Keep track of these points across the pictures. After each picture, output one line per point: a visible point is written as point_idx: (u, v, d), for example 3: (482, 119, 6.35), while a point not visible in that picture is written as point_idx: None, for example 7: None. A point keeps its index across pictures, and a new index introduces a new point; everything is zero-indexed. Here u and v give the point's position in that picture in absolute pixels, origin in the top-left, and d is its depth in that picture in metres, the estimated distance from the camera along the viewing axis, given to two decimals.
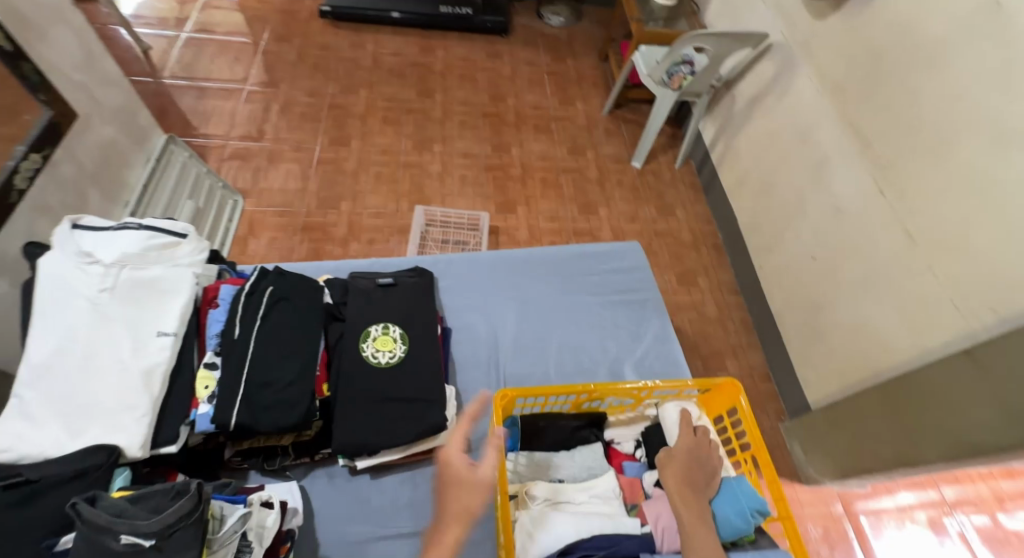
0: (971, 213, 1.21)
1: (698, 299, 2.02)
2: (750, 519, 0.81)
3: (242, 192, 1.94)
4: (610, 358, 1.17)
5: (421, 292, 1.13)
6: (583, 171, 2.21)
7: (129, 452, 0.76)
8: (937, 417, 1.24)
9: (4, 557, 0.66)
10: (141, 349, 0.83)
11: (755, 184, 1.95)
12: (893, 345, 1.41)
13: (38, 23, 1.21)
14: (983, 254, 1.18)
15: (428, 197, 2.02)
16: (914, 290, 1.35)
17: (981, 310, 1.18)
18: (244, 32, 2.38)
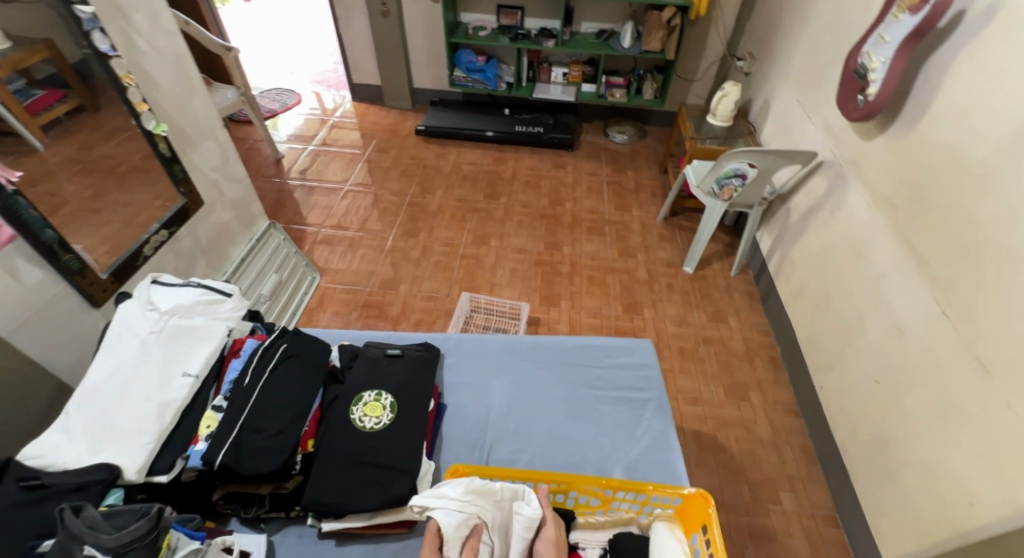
0: None
1: (749, 416, 1.84)
2: None
3: (321, 270, 2.23)
4: (599, 457, 1.12)
5: (423, 365, 1.20)
6: (631, 273, 2.25)
7: (127, 474, 0.88)
8: None
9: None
10: (166, 385, 0.98)
11: (811, 298, 1.81)
12: (978, 503, 1.13)
13: (194, 138, 1.64)
14: None
15: (478, 285, 2.17)
16: (998, 436, 1.09)
17: None
18: (355, 144, 2.88)
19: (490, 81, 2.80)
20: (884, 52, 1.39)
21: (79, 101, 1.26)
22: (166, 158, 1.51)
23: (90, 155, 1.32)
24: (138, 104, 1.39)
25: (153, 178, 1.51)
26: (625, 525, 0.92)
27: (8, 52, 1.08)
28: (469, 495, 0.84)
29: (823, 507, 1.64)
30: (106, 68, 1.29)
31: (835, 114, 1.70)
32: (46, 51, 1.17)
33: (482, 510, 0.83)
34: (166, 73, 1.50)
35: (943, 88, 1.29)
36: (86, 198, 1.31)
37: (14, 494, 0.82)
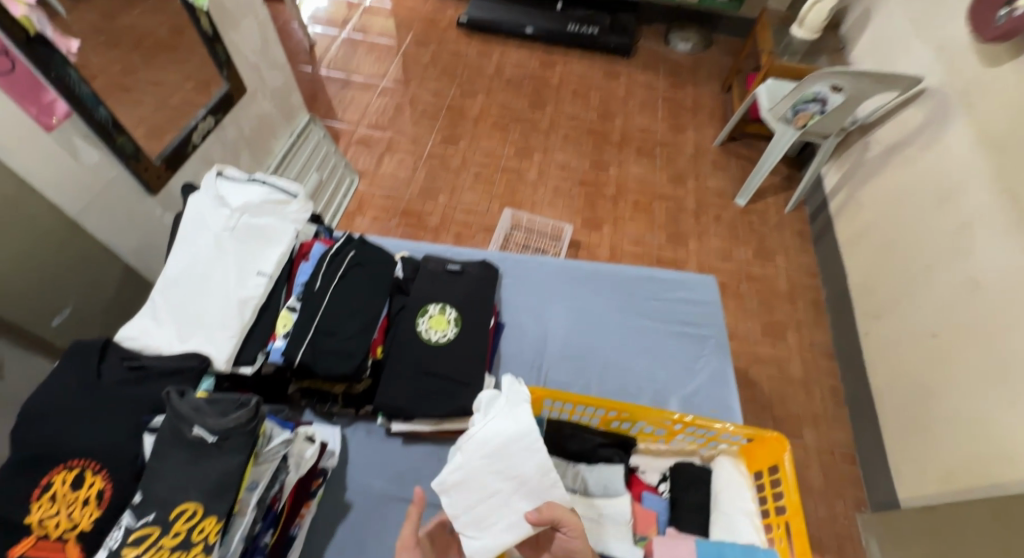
0: None
1: (783, 355, 1.87)
2: None
3: (359, 173, 2.15)
4: (656, 387, 1.14)
5: (484, 283, 1.19)
6: (679, 201, 2.16)
7: (215, 363, 0.92)
8: None
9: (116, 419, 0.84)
10: (242, 282, 0.99)
11: (873, 241, 1.76)
12: (1019, 458, 1.17)
13: (234, 14, 1.49)
14: None
15: (519, 202, 2.10)
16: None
17: None
18: (391, 34, 2.66)
19: None
20: None
21: None
22: (209, 38, 1.37)
23: (115, 26, 1.23)
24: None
25: (182, 56, 1.39)
26: (687, 456, 0.98)
27: None
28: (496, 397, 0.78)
29: (843, 445, 1.72)
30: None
31: (956, 35, 1.52)
32: None
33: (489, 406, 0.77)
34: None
35: None
36: (117, 73, 1.21)
37: (120, 372, 0.89)
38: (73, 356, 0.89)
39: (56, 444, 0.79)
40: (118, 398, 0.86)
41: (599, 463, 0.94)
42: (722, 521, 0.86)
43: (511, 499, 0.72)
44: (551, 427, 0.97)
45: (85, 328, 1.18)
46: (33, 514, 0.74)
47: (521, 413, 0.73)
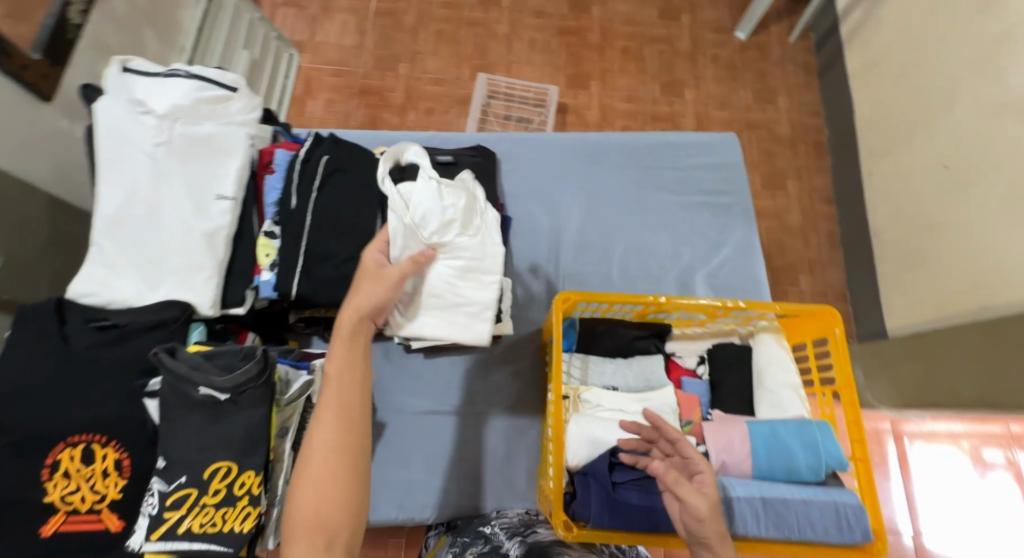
0: None
1: (782, 205, 1.82)
2: (819, 469, 0.78)
3: (297, 45, 1.79)
4: (681, 265, 1.08)
5: (484, 173, 1.03)
6: (673, 43, 1.91)
7: (200, 310, 0.79)
8: None
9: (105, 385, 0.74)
10: (202, 210, 0.81)
11: (888, 69, 1.62)
12: (1015, 282, 1.20)
13: None
14: None
15: (492, 63, 1.81)
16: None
17: None
18: None
19: None
20: None
21: None
22: None
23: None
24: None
25: None
26: (725, 336, 0.95)
27: None
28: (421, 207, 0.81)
29: (837, 287, 1.76)
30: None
31: None
32: None
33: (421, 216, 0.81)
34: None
35: None
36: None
37: (90, 335, 0.75)
38: (23, 324, 0.74)
39: (50, 417, 0.71)
40: (98, 365, 0.74)
41: (636, 355, 0.91)
42: (767, 399, 0.87)
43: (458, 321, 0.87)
44: (585, 327, 0.92)
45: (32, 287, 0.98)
46: (52, 492, 0.69)
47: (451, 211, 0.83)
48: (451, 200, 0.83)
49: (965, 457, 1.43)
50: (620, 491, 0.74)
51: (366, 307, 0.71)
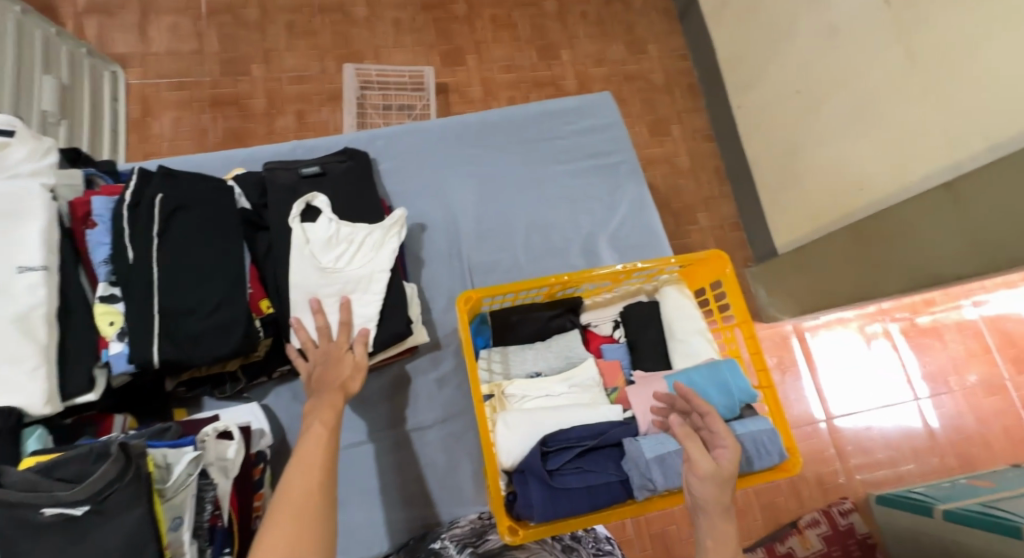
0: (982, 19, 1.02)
1: (671, 151, 1.88)
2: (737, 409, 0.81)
3: (121, 61, 1.55)
4: (583, 234, 1.07)
5: (358, 178, 0.95)
6: (539, 5, 1.87)
7: (32, 410, 0.66)
8: (906, 253, 1.22)
9: None
10: (1, 290, 0.66)
11: (739, 6, 1.70)
12: (868, 187, 1.33)
13: None
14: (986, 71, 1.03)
15: (357, 50, 1.68)
16: (903, 119, 1.22)
17: (971, 140, 1.07)
18: None
19: None
20: None
21: None
22: None
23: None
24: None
25: None
26: (633, 296, 0.96)
27: None
28: (311, 229, 0.86)
29: (732, 218, 1.86)
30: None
31: None
32: None
33: (309, 235, 0.86)
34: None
35: None
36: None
37: None
38: None
39: None
40: None
41: (555, 335, 0.90)
42: (680, 348, 0.89)
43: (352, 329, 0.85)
44: (498, 317, 0.88)
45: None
46: None
47: (341, 232, 0.87)
48: (343, 224, 0.88)
49: (859, 339, 1.60)
50: (558, 478, 0.74)
51: (338, 381, 0.77)
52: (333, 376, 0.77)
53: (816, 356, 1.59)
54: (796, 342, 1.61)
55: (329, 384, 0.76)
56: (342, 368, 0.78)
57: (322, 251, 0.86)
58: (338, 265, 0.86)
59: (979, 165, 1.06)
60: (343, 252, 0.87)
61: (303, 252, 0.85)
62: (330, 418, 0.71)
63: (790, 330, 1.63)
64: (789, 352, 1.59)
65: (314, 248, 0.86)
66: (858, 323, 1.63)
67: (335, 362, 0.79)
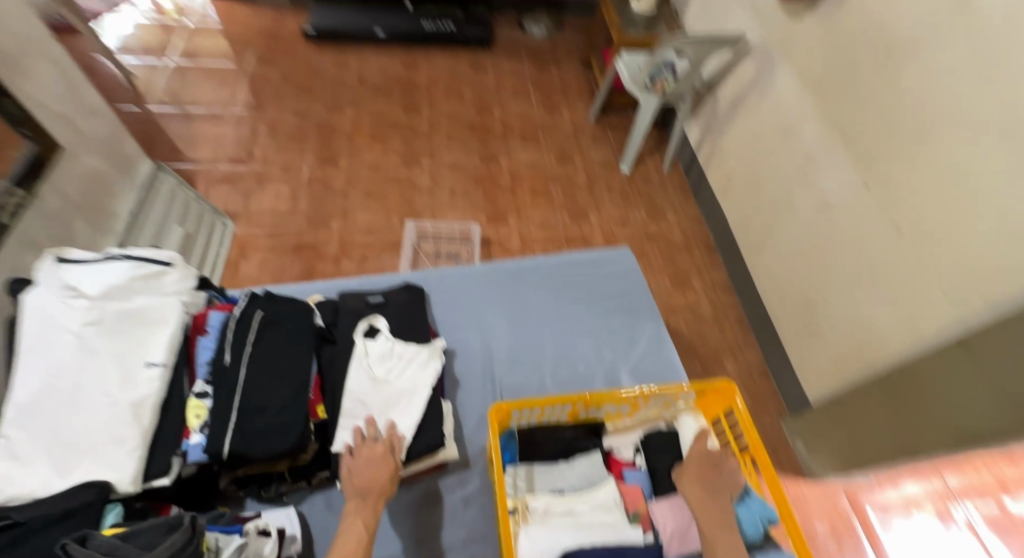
0: (956, 206, 1.23)
1: (693, 300, 2.03)
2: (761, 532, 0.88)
3: (231, 216, 1.92)
4: (606, 365, 1.17)
5: (413, 307, 1.13)
6: (571, 179, 2.23)
7: (119, 487, 0.76)
8: (941, 405, 1.28)
9: None
10: (128, 381, 0.82)
11: (742, 183, 1.99)
12: (886, 342, 1.43)
13: (24, 60, 1.21)
14: (969, 246, 1.20)
15: (418, 211, 2.02)
16: (906, 283, 1.36)
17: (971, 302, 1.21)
18: (229, 56, 2.37)
19: None
20: None
21: None
22: None
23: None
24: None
25: None
26: (653, 423, 1.02)
27: None
28: (371, 344, 1.02)
29: (758, 366, 1.91)
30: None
31: None
32: None
33: (368, 349, 1.02)
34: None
35: None
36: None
37: None
38: None
39: None
40: None
41: (579, 456, 0.95)
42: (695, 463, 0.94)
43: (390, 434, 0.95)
44: (524, 435, 0.96)
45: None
46: None
47: (394, 349, 1.03)
48: (397, 342, 1.04)
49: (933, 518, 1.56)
50: None
51: (376, 484, 0.85)
52: (375, 477, 0.86)
53: (882, 529, 1.54)
54: (855, 511, 1.56)
55: (368, 489, 0.85)
56: (379, 473, 0.86)
57: (377, 363, 1.01)
58: (388, 377, 1.00)
59: (986, 325, 1.18)
60: (394, 366, 1.02)
61: (361, 362, 1.00)
62: (369, 521, 0.82)
63: (842, 493, 1.61)
64: (846, 519, 1.55)
65: (370, 360, 1.01)
66: (925, 501, 1.60)
67: (376, 464, 0.88)
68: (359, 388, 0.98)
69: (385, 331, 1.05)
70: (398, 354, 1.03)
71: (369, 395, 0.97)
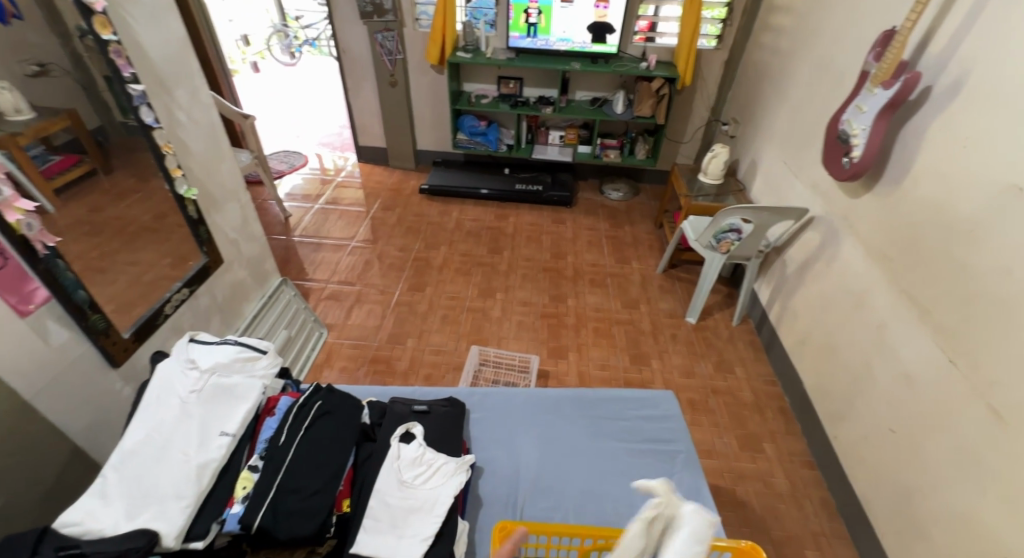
0: None
1: (765, 468, 1.85)
2: None
3: (328, 326, 2.22)
4: (634, 512, 1.13)
5: (451, 420, 1.22)
6: (636, 324, 2.30)
7: (164, 540, 0.88)
8: None
9: None
10: (204, 445, 0.99)
11: (815, 346, 1.93)
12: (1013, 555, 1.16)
13: (219, 200, 1.70)
14: None
15: (485, 339, 2.18)
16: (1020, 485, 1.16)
17: None
18: (360, 203, 2.95)
19: (491, 143, 2.96)
20: (864, 120, 1.61)
21: (92, 165, 1.26)
22: (193, 221, 1.57)
23: (98, 218, 1.30)
24: (101, 29, 1.20)
25: (163, 236, 1.52)
26: None
27: (32, 122, 1.11)
28: (404, 448, 1.11)
29: None
30: (130, 107, 1.32)
31: (822, 175, 1.91)
32: (67, 121, 1.20)
33: (401, 451, 1.10)
34: (160, 47, 1.40)
35: (920, 153, 1.49)
36: (93, 258, 1.28)
37: None
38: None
39: None
40: None
41: None
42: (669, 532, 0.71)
43: (401, 539, 0.98)
44: None
45: (9, 524, 1.14)
46: None
47: (426, 456, 1.10)
48: (429, 450, 1.12)
49: None
50: None
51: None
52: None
53: None
54: None
55: None
56: None
57: (405, 466, 1.08)
58: (414, 482, 1.06)
59: None
60: (421, 471, 1.08)
61: (393, 463, 1.08)
62: None
63: None
64: None
65: (402, 462, 1.08)
66: None
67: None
68: (383, 487, 1.04)
69: (421, 438, 1.13)
70: (429, 461, 1.10)
71: (391, 496, 1.03)
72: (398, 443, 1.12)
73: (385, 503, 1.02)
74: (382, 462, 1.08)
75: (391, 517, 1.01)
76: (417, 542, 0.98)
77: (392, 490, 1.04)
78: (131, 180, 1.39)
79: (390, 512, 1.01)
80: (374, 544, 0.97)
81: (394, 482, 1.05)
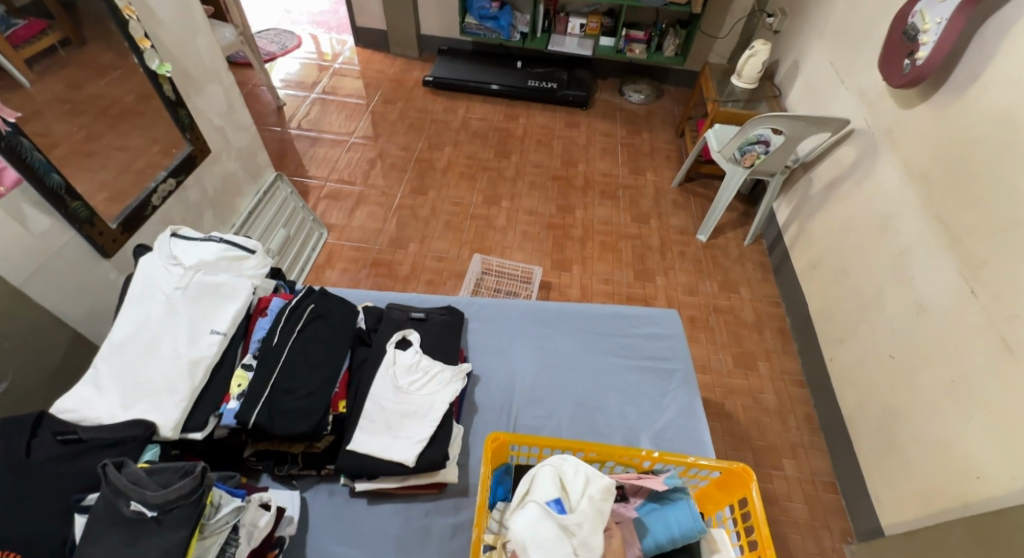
0: None
1: (756, 385, 1.87)
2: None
3: (328, 227, 2.15)
4: (627, 425, 1.14)
5: (449, 329, 1.20)
6: (644, 239, 2.22)
7: (162, 431, 0.88)
8: None
9: (37, 498, 0.78)
10: (194, 342, 0.97)
11: (826, 270, 1.87)
12: (985, 475, 1.20)
13: (199, 81, 1.55)
14: None
15: (489, 247, 2.12)
16: (1010, 414, 1.16)
17: None
18: (359, 94, 2.74)
19: (503, 30, 2.66)
20: (940, 13, 1.39)
21: (63, 34, 1.15)
22: (172, 102, 1.42)
23: (80, 95, 1.23)
24: None
25: (148, 121, 1.41)
26: None
27: None
28: (398, 353, 1.09)
29: (825, 476, 1.69)
30: None
31: (873, 82, 1.71)
32: None
33: (396, 356, 1.09)
34: None
35: (997, 56, 1.30)
36: (80, 140, 1.23)
37: (52, 447, 0.82)
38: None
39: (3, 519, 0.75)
40: (47, 478, 0.79)
41: None
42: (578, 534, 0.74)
43: (394, 441, 0.99)
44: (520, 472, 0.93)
45: (24, 402, 1.14)
46: None
47: (422, 362, 1.09)
48: (426, 357, 1.10)
49: None
50: None
51: None
52: None
53: None
54: None
55: None
56: None
57: (400, 372, 1.07)
58: (410, 388, 1.05)
59: None
60: (416, 377, 1.07)
61: (388, 368, 1.07)
62: None
63: None
64: None
65: (396, 367, 1.07)
66: None
67: None
68: (378, 391, 1.04)
69: (416, 345, 1.11)
70: (425, 367, 1.08)
71: (386, 400, 1.03)
72: (394, 349, 1.10)
73: (380, 406, 1.02)
74: (378, 366, 1.08)
75: (387, 420, 1.01)
76: (411, 444, 0.98)
77: (387, 394, 1.04)
78: (110, 55, 1.27)
79: (385, 415, 1.02)
80: (369, 444, 0.98)
81: (388, 387, 1.05)
